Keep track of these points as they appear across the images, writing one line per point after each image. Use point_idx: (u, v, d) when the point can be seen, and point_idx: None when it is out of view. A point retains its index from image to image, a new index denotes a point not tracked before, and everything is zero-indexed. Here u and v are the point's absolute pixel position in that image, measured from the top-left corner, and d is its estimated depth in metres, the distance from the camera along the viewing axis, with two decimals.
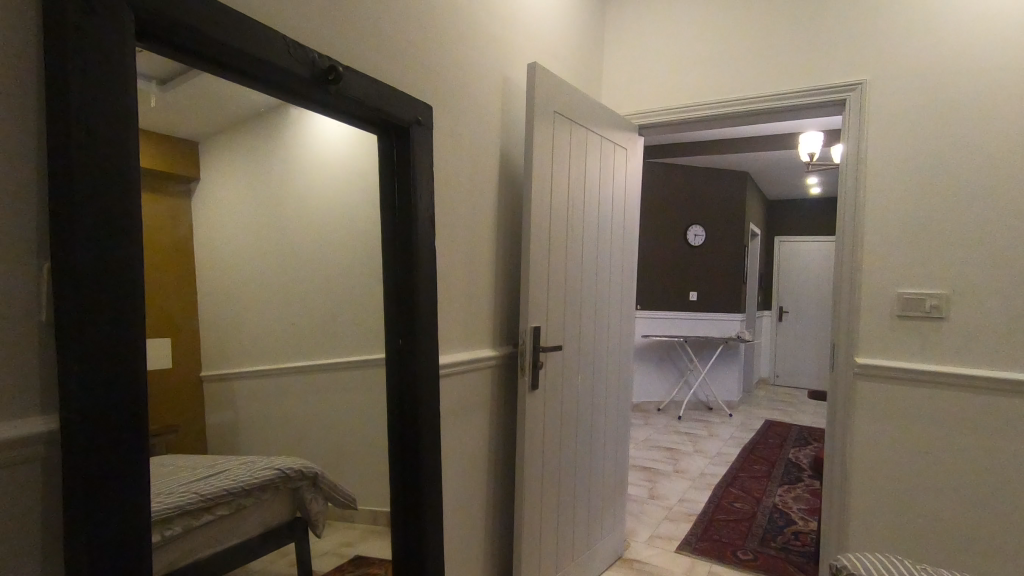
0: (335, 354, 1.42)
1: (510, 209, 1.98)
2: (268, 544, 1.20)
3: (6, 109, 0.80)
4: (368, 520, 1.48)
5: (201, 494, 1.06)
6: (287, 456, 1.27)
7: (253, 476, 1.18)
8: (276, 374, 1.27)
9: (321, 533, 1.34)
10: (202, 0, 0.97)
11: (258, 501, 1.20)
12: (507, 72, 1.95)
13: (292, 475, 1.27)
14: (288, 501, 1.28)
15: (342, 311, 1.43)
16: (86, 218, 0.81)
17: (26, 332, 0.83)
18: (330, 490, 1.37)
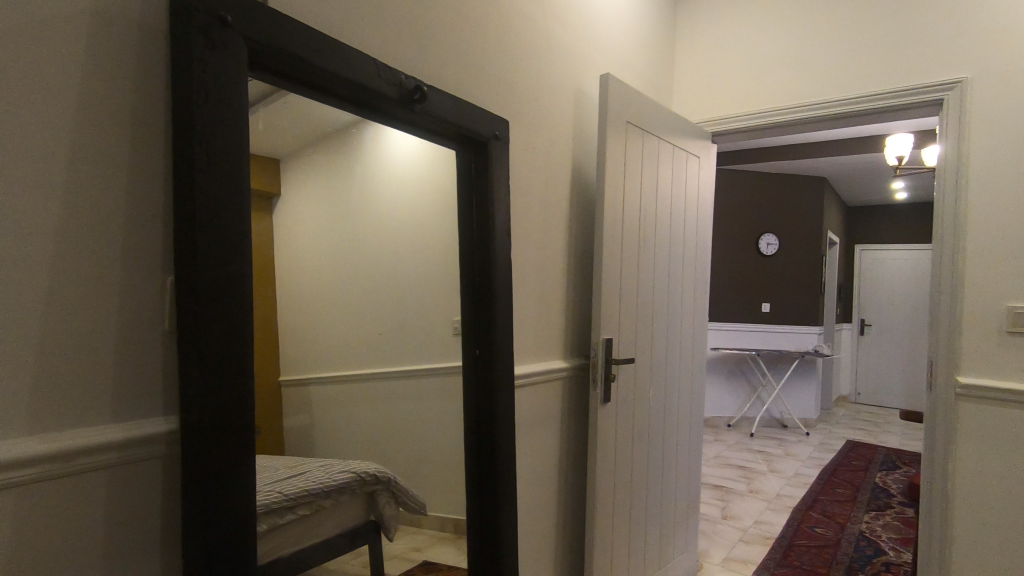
0: (414, 362, 1.47)
1: (582, 220, 1.97)
2: (347, 545, 1.24)
3: (139, 137, 0.89)
4: (436, 527, 1.48)
5: (286, 493, 1.11)
6: (366, 460, 1.30)
7: (331, 479, 1.22)
8: (359, 381, 1.32)
9: (393, 537, 1.37)
10: (306, 30, 1.04)
11: (336, 503, 1.23)
12: (581, 84, 1.96)
13: (368, 479, 1.31)
14: (365, 505, 1.31)
15: (421, 320, 1.48)
16: (204, 235, 0.88)
17: (153, 338, 0.91)
18: (403, 495, 1.40)
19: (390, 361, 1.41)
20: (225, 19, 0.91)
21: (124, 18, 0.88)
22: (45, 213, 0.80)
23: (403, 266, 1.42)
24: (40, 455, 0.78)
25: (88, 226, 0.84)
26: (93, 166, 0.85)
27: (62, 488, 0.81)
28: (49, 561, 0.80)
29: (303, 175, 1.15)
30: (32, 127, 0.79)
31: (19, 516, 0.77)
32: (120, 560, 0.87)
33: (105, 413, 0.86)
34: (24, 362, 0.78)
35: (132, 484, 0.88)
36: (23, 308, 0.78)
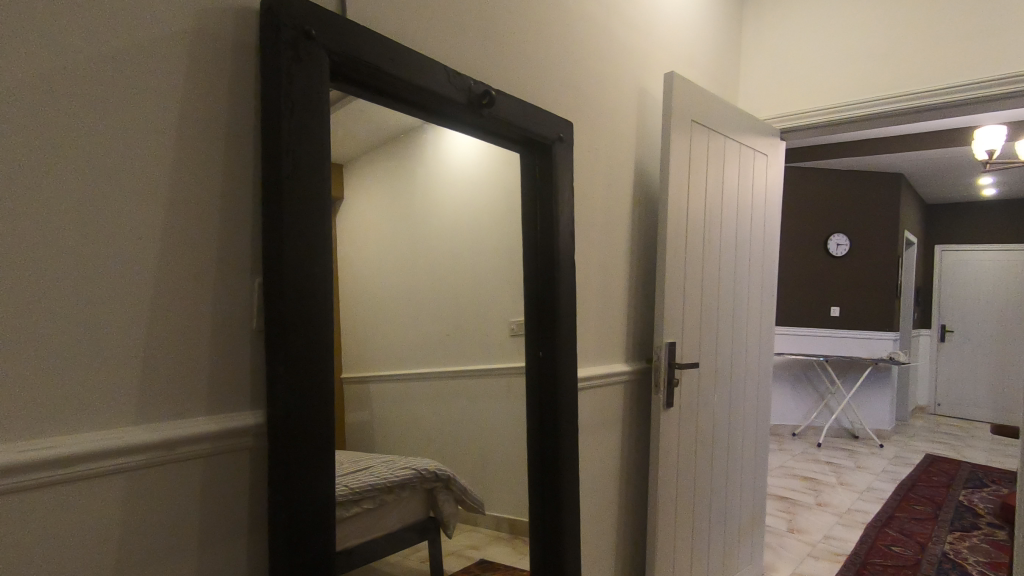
0: (478, 362, 1.49)
1: (645, 222, 1.94)
2: (409, 540, 1.27)
3: (230, 147, 0.95)
4: (493, 526, 1.48)
5: (355, 488, 1.14)
6: (427, 457, 1.34)
7: (392, 475, 1.24)
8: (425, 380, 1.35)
9: (452, 533, 1.38)
10: (382, 41, 1.08)
11: (397, 498, 1.25)
12: (644, 84, 1.93)
13: (427, 475, 1.33)
14: (424, 501, 1.33)
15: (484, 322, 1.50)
16: (290, 240, 0.93)
17: (242, 336, 0.96)
18: (460, 493, 1.41)
19: (454, 361, 1.44)
20: (309, 32, 0.95)
21: (219, 36, 0.94)
22: (151, 220, 0.87)
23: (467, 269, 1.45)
24: (145, 443, 0.84)
25: (188, 232, 0.90)
26: (192, 176, 0.91)
27: (164, 474, 0.87)
28: (153, 541, 0.86)
29: (374, 181, 1.20)
30: (141, 141, 0.86)
31: (127, 499, 0.84)
32: (214, 543, 0.92)
33: (201, 405, 0.92)
34: (135, 357, 0.85)
35: (224, 474, 0.94)
36: (131, 308, 0.85)
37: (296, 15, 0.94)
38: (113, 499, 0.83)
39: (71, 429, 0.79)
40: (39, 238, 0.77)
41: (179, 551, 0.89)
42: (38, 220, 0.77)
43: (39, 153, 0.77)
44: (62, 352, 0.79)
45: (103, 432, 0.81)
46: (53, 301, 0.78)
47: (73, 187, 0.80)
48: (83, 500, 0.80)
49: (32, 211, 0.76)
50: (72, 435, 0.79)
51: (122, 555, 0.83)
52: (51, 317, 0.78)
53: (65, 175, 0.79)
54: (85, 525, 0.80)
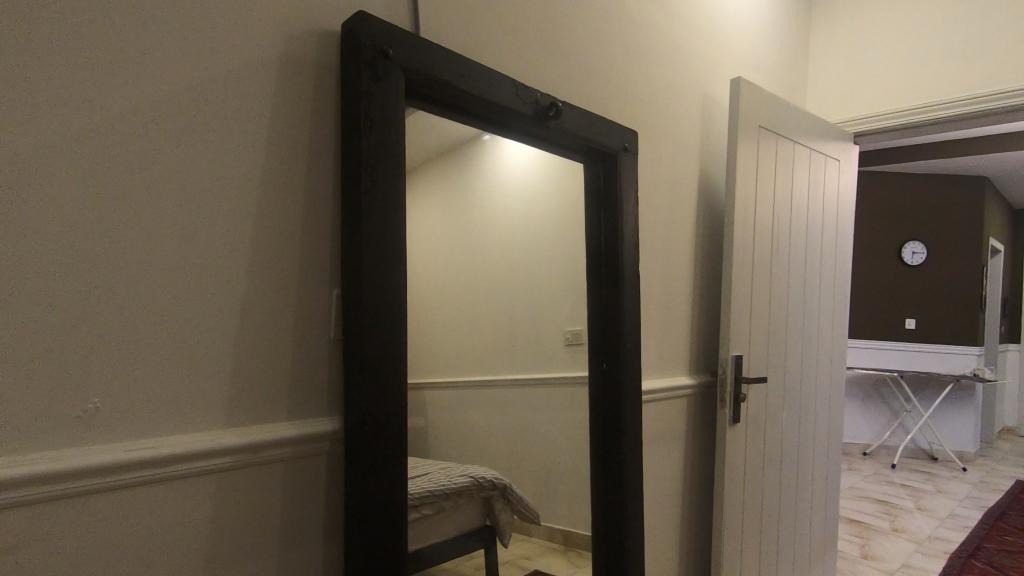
0: (540, 372, 1.49)
1: (710, 232, 1.89)
2: (468, 549, 1.26)
3: (312, 164, 1.00)
4: (546, 536, 1.46)
5: (423, 492, 1.16)
6: (485, 466, 1.32)
7: (450, 482, 1.23)
8: (489, 390, 1.36)
9: (507, 543, 1.36)
10: (454, 58, 1.11)
11: (454, 505, 1.25)
12: (708, 91, 1.89)
13: (484, 484, 1.32)
14: (480, 509, 1.32)
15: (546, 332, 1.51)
16: (368, 252, 0.95)
17: (321, 345, 1.00)
18: (516, 502, 1.40)
19: (517, 371, 1.45)
20: (387, 52, 0.99)
21: (304, 59, 0.99)
22: (242, 234, 0.92)
23: (529, 279, 1.46)
24: (234, 446, 0.89)
25: (274, 245, 0.95)
26: (278, 192, 0.96)
27: (250, 476, 0.92)
28: (239, 540, 0.90)
29: (446, 193, 1.23)
30: (232, 160, 0.91)
31: (216, 500, 0.88)
32: (293, 545, 0.96)
33: (283, 411, 0.96)
34: (226, 364, 0.90)
35: (304, 477, 0.97)
36: (222, 318, 0.90)
37: (374, 36, 0.97)
38: (204, 499, 0.87)
39: (169, 431, 0.84)
40: (145, 251, 0.83)
41: (262, 551, 0.93)
42: (144, 234, 0.83)
43: (147, 173, 0.83)
44: (162, 358, 0.84)
45: (196, 435, 0.86)
46: (155, 311, 0.84)
47: (175, 205, 0.85)
48: (178, 499, 0.85)
49: (140, 227, 0.82)
50: (170, 438, 0.84)
51: (211, 553, 0.87)
52: (154, 326, 0.83)
53: (167, 194, 0.85)
54: (179, 522, 0.85)
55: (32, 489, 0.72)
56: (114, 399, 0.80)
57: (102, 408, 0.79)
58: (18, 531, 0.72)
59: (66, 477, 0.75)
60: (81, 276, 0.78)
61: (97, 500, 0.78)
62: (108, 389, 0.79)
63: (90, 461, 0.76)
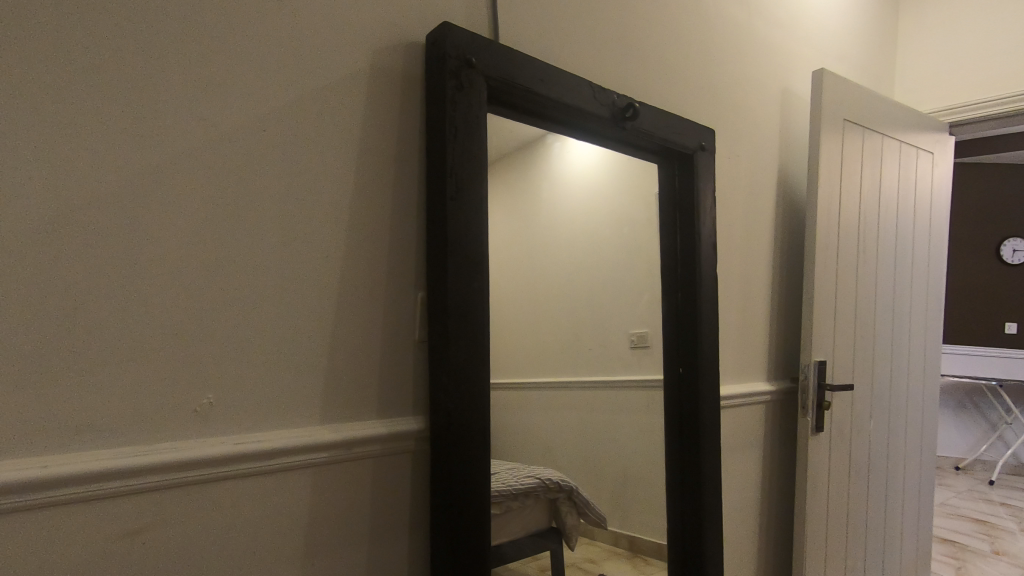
0: (609, 374, 1.50)
1: (790, 231, 1.81)
2: (540, 550, 1.26)
3: (399, 171, 1.03)
4: (610, 541, 1.44)
5: (498, 494, 1.15)
6: (550, 467, 1.32)
7: (518, 482, 1.22)
8: (561, 389, 1.39)
9: (573, 545, 1.35)
10: (533, 63, 1.12)
11: (523, 506, 1.23)
12: (788, 83, 1.81)
13: (550, 485, 1.32)
14: (548, 510, 1.31)
15: (615, 333, 1.51)
16: (453, 255, 0.98)
17: (407, 346, 1.04)
18: (582, 505, 1.39)
19: (584, 373, 1.45)
20: (470, 60, 1.01)
21: (392, 71, 1.03)
22: (335, 240, 0.96)
23: (596, 278, 1.47)
24: (329, 441, 0.93)
25: (365, 250, 0.99)
26: (369, 200, 1.00)
27: (343, 469, 0.96)
28: (333, 532, 0.95)
29: (521, 186, 1.23)
30: (328, 170, 0.96)
31: (313, 492, 0.93)
32: (382, 537, 1.00)
33: (373, 408, 0.99)
34: (322, 362, 0.95)
35: (391, 474, 1.01)
36: (318, 319, 0.95)
37: (459, 46, 1.00)
38: (301, 491, 0.92)
39: (271, 426, 0.90)
40: (251, 257, 0.89)
41: (355, 543, 0.97)
42: (250, 241, 0.89)
43: (252, 184, 0.89)
44: (266, 357, 0.90)
45: (295, 430, 0.91)
46: (260, 313, 0.89)
47: (275, 212, 0.91)
48: (280, 489, 0.90)
49: (246, 234, 0.89)
50: (272, 432, 0.89)
51: (308, 543, 0.92)
52: (259, 328, 0.89)
53: (270, 203, 0.91)
54: (280, 512, 0.90)
55: (154, 475, 0.79)
56: (225, 394, 0.86)
57: (215, 402, 0.85)
58: (144, 514, 0.79)
59: (183, 466, 0.81)
60: (197, 279, 0.84)
61: (210, 488, 0.84)
62: (219, 384, 0.86)
63: (204, 452, 0.82)
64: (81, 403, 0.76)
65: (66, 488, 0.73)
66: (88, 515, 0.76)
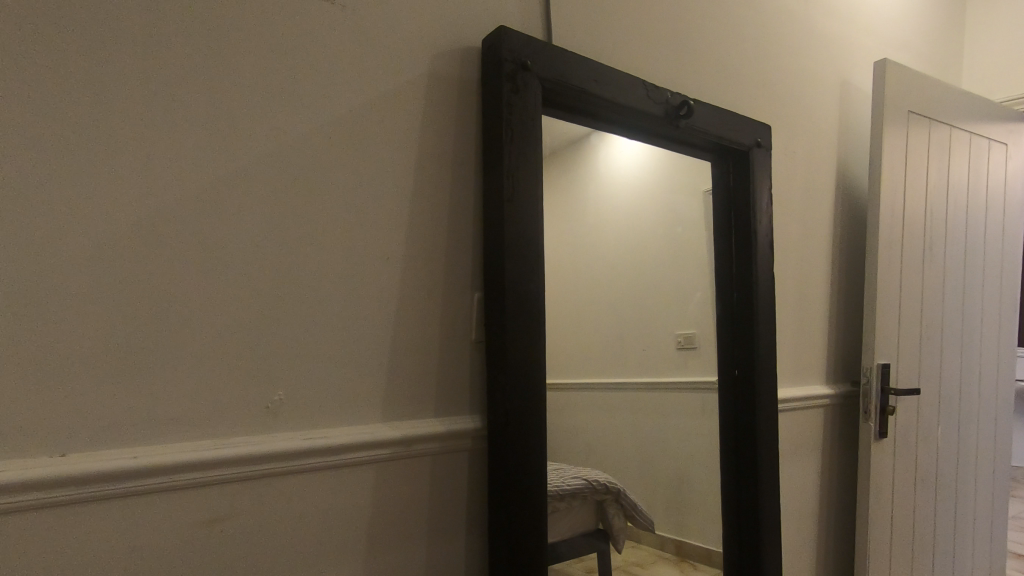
0: (652, 376, 1.51)
1: (850, 228, 1.74)
2: (589, 551, 1.25)
3: (455, 175, 1.05)
4: (656, 545, 1.42)
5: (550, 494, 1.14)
6: (596, 469, 1.31)
7: (564, 484, 1.21)
8: (607, 391, 1.40)
9: (620, 548, 1.34)
10: (588, 64, 1.12)
11: (570, 507, 1.22)
12: (848, 75, 1.75)
13: (596, 487, 1.30)
14: (594, 512, 1.30)
15: (659, 335, 1.50)
16: (510, 257, 0.99)
17: (463, 347, 1.05)
18: (629, 508, 1.38)
19: (628, 373, 1.47)
20: (526, 63, 1.02)
21: (449, 77, 1.05)
22: (395, 242, 0.99)
23: (637, 278, 1.48)
24: (391, 439, 0.95)
25: (422, 253, 1.01)
26: (426, 203, 1.02)
27: (404, 468, 0.98)
28: (394, 528, 0.97)
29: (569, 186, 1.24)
30: (387, 175, 0.99)
31: (374, 488, 0.96)
32: (440, 534, 1.01)
33: (431, 407, 1.02)
34: (383, 362, 0.97)
35: (449, 472, 1.03)
36: (378, 320, 0.97)
37: (514, 49, 1.01)
38: (365, 487, 0.95)
39: (337, 423, 0.93)
40: (316, 259, 0.92)
41: (414, 540, 0.99)
42: (316, 245, 0.93)
43: (318, 190, 0.93)
44: (331, 356, 0.93)
45: (360, 428, 0.94)
46: (325, 314, 0.93)
47: (339, 216, 0.94)
48: (345, 485, 0.93)
49: (312, 239, 0.92)
50: (337, 429, 0.92)
51: (371, 538, 0.95)
52: (326, 328, 0.93)
53: (334, 207, 0.94)
54: (344, 507, 0.93)
55: (230, 468, 0.83)
56: (294, 391, 0.90)
57: (285, 400, 0.89)
58: (218, 505, 0.83)
59: (256, 461, 0.85)
60: (268, 282, 0.89)
61: (282, 482, 0.88)
62: (289, 383, 0.89)
63: (274, 447, 0.86)
64: (165, 397, 0.81)
65: (154, 478, 0.78)
66: (169, 505, 0.80)
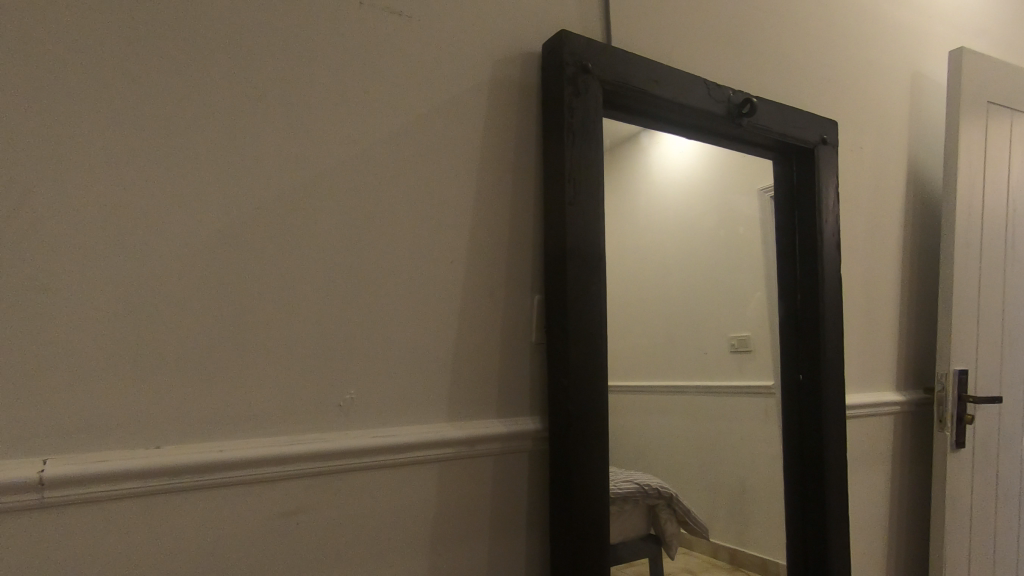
0: (701, 378, 1.51)
1: (922, 227, 1.66)
2: (640, 555, 1.21)
3: (516, 179, 1.07)
4: (709, 552, 1.39)
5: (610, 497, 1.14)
6: (648, 472, 1.28)
7: (616, 488, 1.18)
8: (656, 391, 1.40)
9: (672, 554, 1.30)
10: (648, 65, 1.11)
11: (622, 511, 1.19)
12: (920, 65, 1.66)
13: (649, 491, 1.27)
14: (645, 516, 1.26)
15: (712, 337, 1.52)
16: (572, 259, 0.99)
17: (524, 349, 1.06)
18: (681, 513, 1.34)
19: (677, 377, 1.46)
20: (587, 66, 1.03)
21: (510, 82, 1.07)
22: (457, 246, 1.01)
23: (690, 274, 1.50)
24: (455, 439, 0.97)
25: (485, 256, 1.03)
26: (488, 207, 1.04)
27: (468, 467, 1.00)
28: (458, 527, 0.99)
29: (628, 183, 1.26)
30: (452, 180, 1.01)
31: (438, 487, 0.98)
32: (501, 533, 1.03)
33: (493, 408, 1.03)
34: (446, 363, 0.99)
35: (512, 472, 1.04)
36: (443, 322, 0.99)
37: (576, 52, 1.02)
38: (430, 485, 0.97)
39: (405, 423, 0.95)
40: (384, 264, 0.95)
41: (477, 538, 1.00)
42: (384, 249, 0.96)
43: (385, 196, 0.96)
44: (398, 356, 0.96)
45: (426, 427, 0.97)
46: (392, 316, 0.96)
47: (405, 221, 0.97)
48: (411, 482, 0.96)
49: (380, 243, 0.95)
50: (406, 427, 0.95)
51: (436, 535, 0.97)
52: (393, 330, 0.96)
53: (401, 213, 0.97)
54: (410, 504, 0.95)
55: (308, 463, 0.87)
56: (364, 391, 0.93)
57: (356, 399, 0.92)
58: (295, 498, 0.87)
59: (329, 457, 0.89)
60: (340, 286, 0.92)
61: (353, 479, 0.91)
62: (359, 382, 0.93)
63: (347, 443, 0.89)
64: (247, 394, 0.85)
65: (237, 471, 0.83)
66: (252, 498, 0.84)
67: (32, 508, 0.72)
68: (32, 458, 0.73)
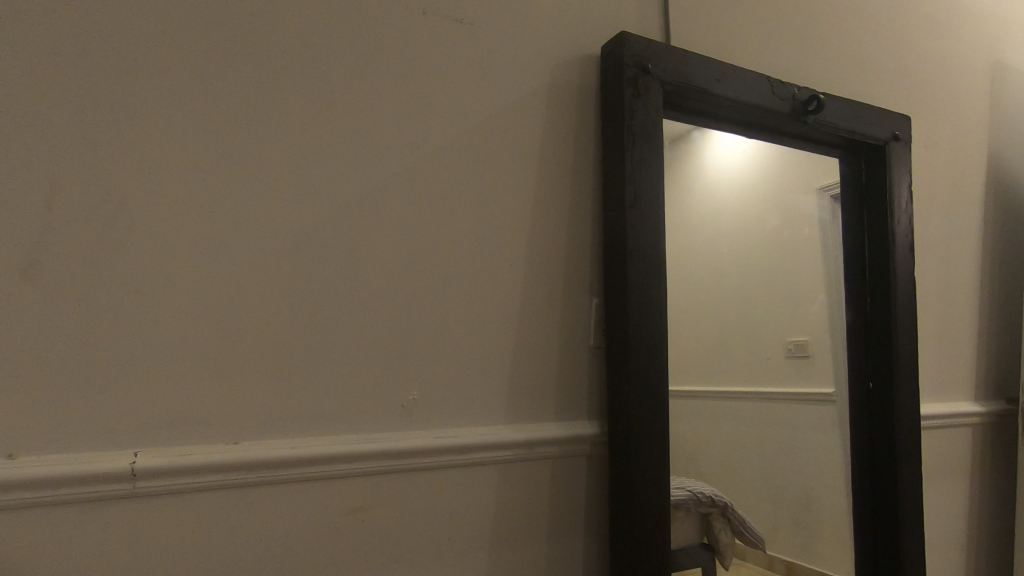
0: (754, 384, 1.38)
1: (1005, 225, 1.56)
2: (695, 566, 1.16)
3: (574, 181, 1.07)
4: (765, 565, 1.29)
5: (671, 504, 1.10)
6: (701, 480, 1.20)
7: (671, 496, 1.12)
8: (715, 399, 1.30)
9: (727, 565, 1.22)
10: (710, 64, 1.10)
11: (677, 520, 1.14)
12: (1002, 55, 1.56)
13: (704, 500, 1.19)
14: (699, 525, 1.19)
15: (770, 342, 1.39)
16: (632, 262, 0.98)
17: (581, 352, 1.06)
18: (737, 523, 1.24)
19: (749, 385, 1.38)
20: (647, 67, 1.02)
21: (568, 85, 1.07)
22: (516, 248, 1.02)
23: (749, 279, 1.37)
24: (513, 441, 0.98)
25: (543, 259, 1.04)
26: (546, 210, 1.04)
27: (526, 469, 1.00)
28: (516, 528, 0.99)
29: (697, 187, 1.21)
30: (511, 183, 1.02)
31: (497, 488, 0.98)
32: (559, 536, 1.02)
33: (551, 411, 1.03)
34: (505, 365, 1.00)
35: (569, 475, 1.04)
36: (502, 324, 1.00)
37: (636, 54, 1.02)
38: (489, 485, 0.98)
39: (465, 424, 0.97)
40: (445, 266, 0.97)
41: (535, 540, 1.00)
42: (445, 253, 0.97)
43: (445, 200, 0.97)
44: (458, 358, 0.97)
45: (485, 429, 0.97)
46: (453, 318, 0.97)
47: (465, 225, 0.99)
48: (471, 483, 0.97)
49: (441, 246, 0.97)
50: (466, 429, 0.96)
51: (495, 535, 0.98)
52: (453, 332, 0.97)
53: (461, 217, 0.98)
54: (471, 504, 0.96)
55: (373, 462, 0.90)
56: (426, 392, 0.95)
57: (417, 400, 0.94)
58: (361, 496, 0.90)
59: (393, 456, 0.91)
60: (403, 288, 0.94)
61: (415, 479, 0.93)
62: (422, 383, 0.95)
63: (409, 443, 0.91)
64: (316, 393, 0.88)
65: (305, 468, 0.86)
66: (320, 494, 0.87)
67: (123, 497, 0.77)
68: (124, 451, 0.78)
